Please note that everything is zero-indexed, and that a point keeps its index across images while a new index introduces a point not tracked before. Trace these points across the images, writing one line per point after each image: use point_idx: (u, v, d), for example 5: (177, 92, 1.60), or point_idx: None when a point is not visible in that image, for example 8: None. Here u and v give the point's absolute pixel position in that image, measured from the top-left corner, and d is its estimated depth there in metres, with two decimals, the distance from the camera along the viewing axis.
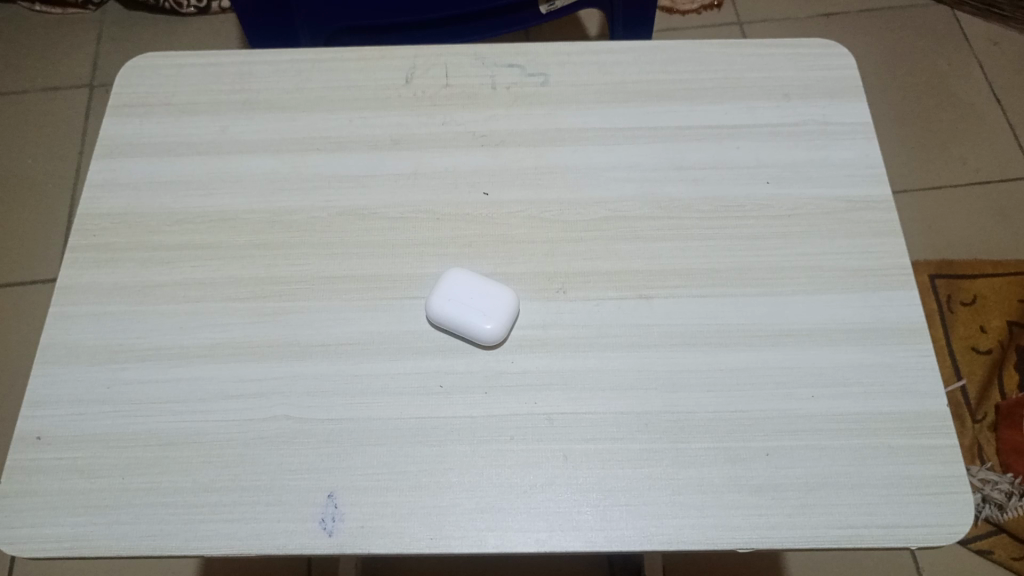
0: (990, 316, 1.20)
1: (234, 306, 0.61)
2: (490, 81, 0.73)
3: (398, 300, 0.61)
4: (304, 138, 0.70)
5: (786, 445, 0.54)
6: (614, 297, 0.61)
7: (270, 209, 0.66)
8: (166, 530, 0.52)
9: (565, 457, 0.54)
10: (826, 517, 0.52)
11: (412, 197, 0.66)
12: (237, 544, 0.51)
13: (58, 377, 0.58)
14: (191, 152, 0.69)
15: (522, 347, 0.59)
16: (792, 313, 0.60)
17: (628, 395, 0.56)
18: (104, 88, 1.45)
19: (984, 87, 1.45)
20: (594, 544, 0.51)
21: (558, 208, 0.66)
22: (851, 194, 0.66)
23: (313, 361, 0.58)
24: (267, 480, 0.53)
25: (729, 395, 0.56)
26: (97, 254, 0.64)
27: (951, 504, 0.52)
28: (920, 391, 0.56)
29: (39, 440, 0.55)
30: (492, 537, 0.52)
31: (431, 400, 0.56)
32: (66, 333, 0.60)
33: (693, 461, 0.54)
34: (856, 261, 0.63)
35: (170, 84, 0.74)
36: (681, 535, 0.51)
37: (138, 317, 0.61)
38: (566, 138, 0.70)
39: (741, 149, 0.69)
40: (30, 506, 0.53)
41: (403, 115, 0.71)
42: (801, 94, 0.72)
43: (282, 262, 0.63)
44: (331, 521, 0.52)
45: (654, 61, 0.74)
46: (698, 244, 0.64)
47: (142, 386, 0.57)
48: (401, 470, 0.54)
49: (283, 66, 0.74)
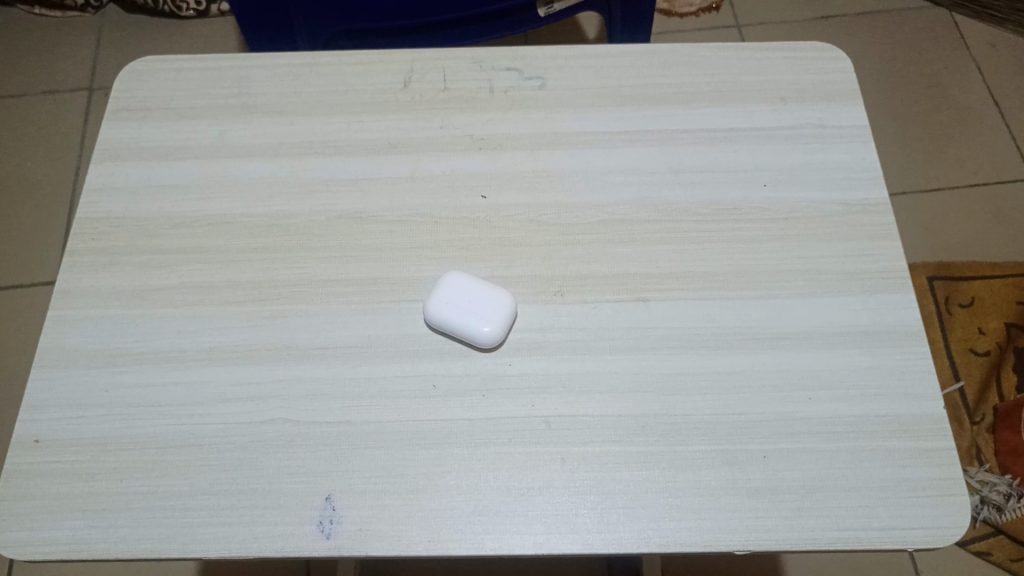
0: (988, 317, 1.20)
1: (232, 310, 0.61)
2: (488, 85, 0.73)
3: (396, 304, 0.61)
4: (302, 142, 0.70)
5: (782, 448, 0.54)
6: (612, 301, 0.61)
7: (268, 213, 0.66)
8: (164, 533, 0.52)
9: (561, 460, 0.54)
10: (823, 520, 0.52)
11: (410, 201, 0.67)
12: (235, 548, 0.51)
13: (56, 381, 0.58)
14: (189, 156, 0.69)
15: (520, 351, 0.59)
16: (789, 316, 0.60)
17: (625, 398, 0.56)
18: (103, 92, 1.45)
19: (981, 89, 1.45)
20: (591, 546, 0.52)
21: (556, 211, 0.66)
22: (848, 197, 0.67)
23: (311, 364, 0.58)
24: (265, 484, 0.53)
25: (726, 398, 0.56)
26: (95, 258, 0.64)
27: (947, 506, 0.52)
28: (917, 394, 0.57)
29: (36, 444, 0.55)
30: (490, 539, 0.52)
31: (429, 403, 0.56)
32: (64, 337, 0.60)
33: (690, 464, 0.54)
34: (853, 263, 0.63)
35: (168, 88, 0.74)
36: (679, 538, 0.52)
37: (136, 320, 0.61)
38: (563, 142, 0.70)
39: (738, 152, 0.69)
40: (28, 510, 0.53)
41: (401, 119, 0.71)
42: (798, 97, 0.73)
43: (280, 265, 0.63)
44: (329, 524, 0.52)
45: (651, 65, 0.74)
46: (695, 248, 0.64)
47: (140, 390, 0.57)
48: (399, 473, 0.54)
49: (281, 70, 0.75)
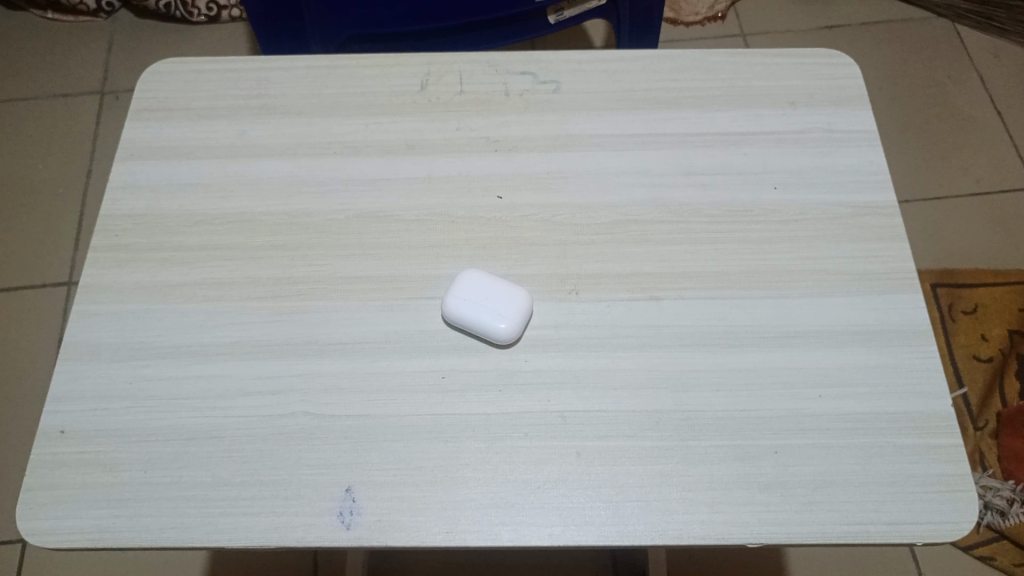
0: (991, 324, 1.21)
1: (253, 305, 0.62)
2: (503, 88, 0.75)
3: (413, 301, 0.62)
4: (319, 142, 0.72)
5: (793, 443, 0.55)
6: (625, 299, 0.62)
7: (288, 212, 0.67)
8: (187, 523, 0.53)
9: (577, 454, 0.55)
10: (833, 514, 0.53)
11: (426, 201, 0.68)
12: (256, 538, 0.52)
13: (81, 373, 0.59)
14: (209, 155, 0.71)
15: (534, 347, 0.60)
16: (800, 314, 0.61)
17: (638, 394, 0.58)
18: (115, 95, 1.47)
19: (984, 98, 1.47)
20: (606, 538, 0.53)
21: (569, 212, 0.67)
22: (856, 199, 0.68)
23: (330, 359, 0.59)
24: (286, 475, 0.54)
25: (737, 395, 0.58)
26: (118, 254, 0.65)
27: (954, 502, 0.54)
28: (924, 391, 0.58)
29: (61, 434, 0.57)
30: (506, 531, 0.53)
31: (445, 397, 0.58)
32: (87, 332, 0.61)
33: (702, 458, 0.55)
34: (861, 264, 0.64)
35: (190, 89, 0.75)
36: (691, 531, 0.52)
37: (159, 314, 0.62)
38: (577, 144, 0.71)
39: (747, 155, 0.70)
40: (54, 498, 0.54)
41: (417, 120, 0.73)
42: (807, 101, 0.74)
43: (300, 261, 0.65)
44: (348, 515, 0.53)
45: (661, 69, 0.76)
46: (705, 248, 0.65)
47: (162, 383, 0.58)
48: (417, 465, 0.55)
49: (299, 72, 0.76)
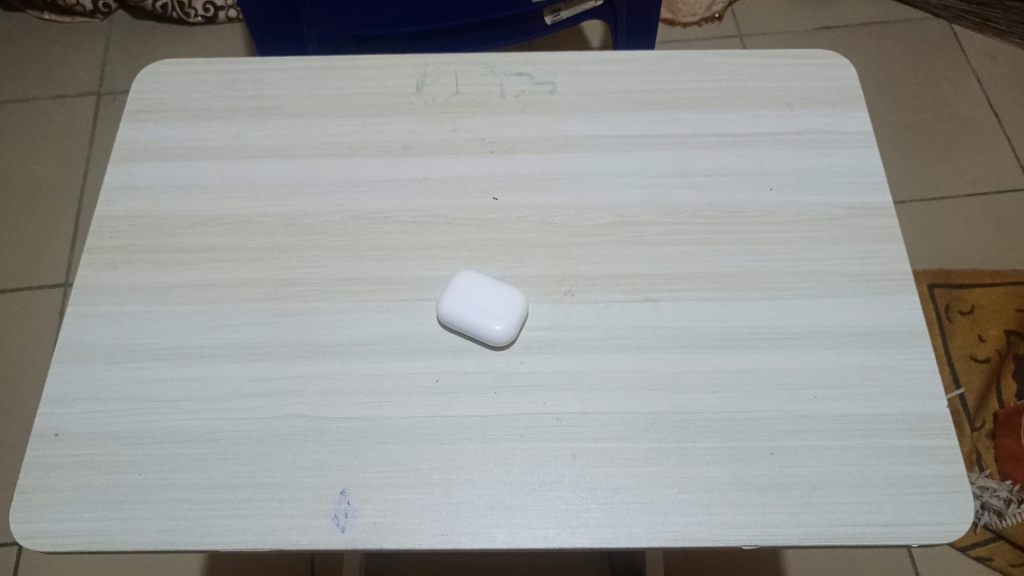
0: (988, 324, 1.21)
1: (249, 307, 0.62)
2: (500, 89, 0.75)
3: (409, 302, 0.62)
4: (316, 144, 0.71)
5: (789, 444, 0.55)
6: (622, 300, 0.62)
7: (284, 213, 0.67)
8: (182, 525, 0.53)
9: (572, 456, 0.55)
10: (829, 515, 0.53)
11: (422, 202, 0.68)
12: (251, 540, 0.52)
13: (77, 374, 0.59)
14: (205, 156, 0.71)
15: (531, 348, 0.60)
16: (796, 316, 0.61)
17: (635, 396, 0.58)
18: (111, 97, 1.47)
19: (981, 100, 1.47)
20: (602, 540, 0.52)
21: (566, 213, 0.67)
22: (852, 200, 0.68)
23: (326, 361, 0.59)
24: (281, 477, 0.54)
25: (734, 396, 0.57)
26: (114, 256, 0.65)
27: (951, 503, 0.53)
28: (920, 393, 0.58)
29: (56, 437, 0.56)
30: (502, 533, 0.53)
31: (442, 399, 0.57)
32: (82, 333, 0.61)
33: (698, 460, 0.55)
34: (857, 266, 0.64)
35: (186, 90, 0.75)
36: (686, 533, 0.52)
37: (154, 316, 0.62)
38: (574, 145, 0.71)
39: (744, 157, 0.70)
40: (49, 500, 0.54)
41: (413, 122, 0.73)
42: (803, 103, 0.74)
43: (296, 263, 0.65)
44: (343, 518, 0.53)
45: (658, 70, 0.76)
46: (701, 249, 0.65)
47: (158, 385, 0.58)
48: (412, 467, 0.55)
49: (296, 73, 0.76)
